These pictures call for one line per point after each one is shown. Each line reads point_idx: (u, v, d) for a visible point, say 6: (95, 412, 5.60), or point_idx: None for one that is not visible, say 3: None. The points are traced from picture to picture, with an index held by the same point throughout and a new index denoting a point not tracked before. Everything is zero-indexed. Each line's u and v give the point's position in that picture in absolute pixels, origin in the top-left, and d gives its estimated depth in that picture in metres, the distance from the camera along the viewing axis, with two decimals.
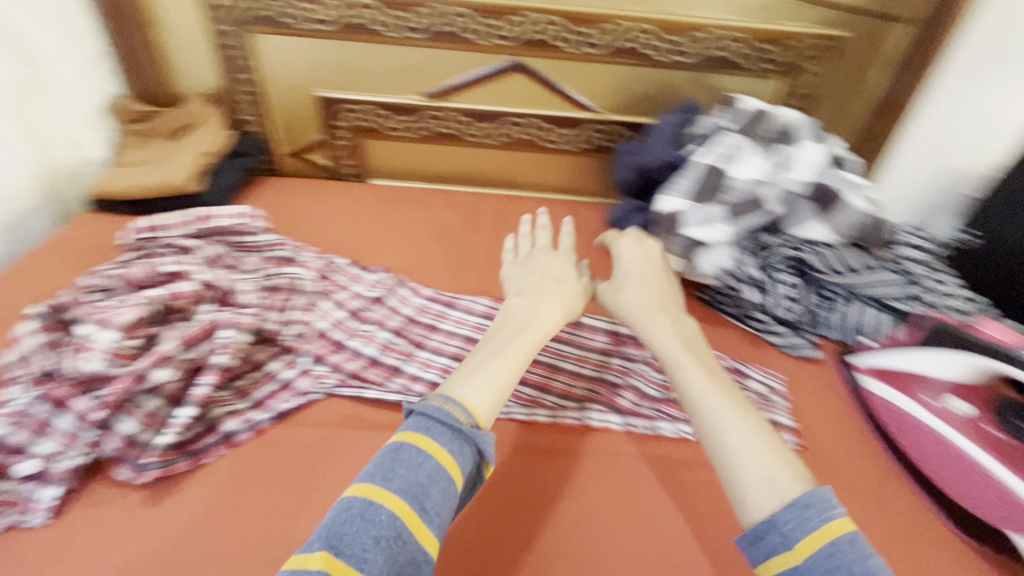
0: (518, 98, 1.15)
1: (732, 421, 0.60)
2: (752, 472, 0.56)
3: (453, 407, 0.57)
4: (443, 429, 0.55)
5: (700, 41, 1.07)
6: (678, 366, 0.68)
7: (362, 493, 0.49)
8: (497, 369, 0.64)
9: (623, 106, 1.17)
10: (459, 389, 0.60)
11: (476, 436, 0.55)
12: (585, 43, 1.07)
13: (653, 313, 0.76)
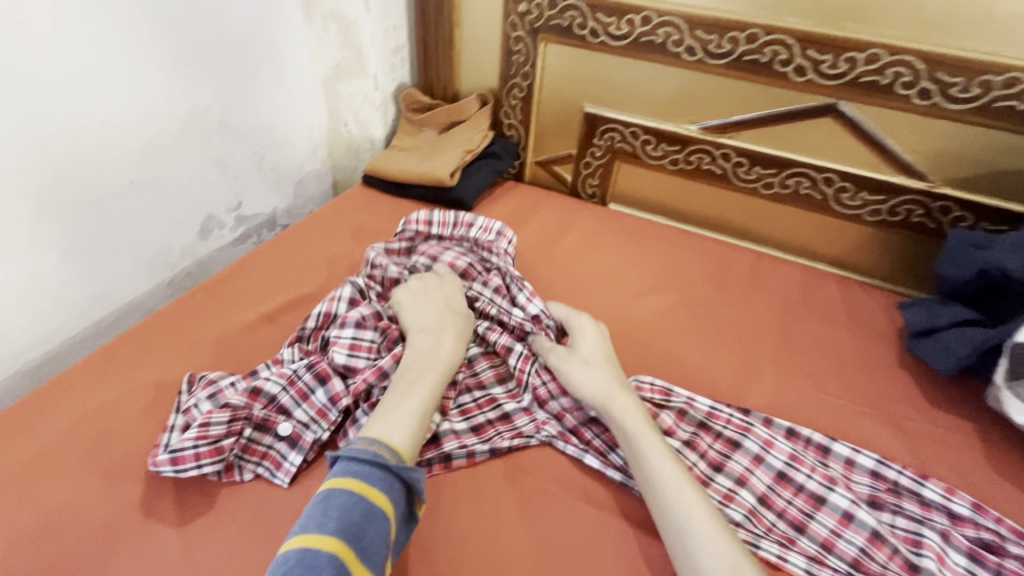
0: (619, 102, 1.06)
1: (693, 515, 0.54)
2: (713, 560, 0.50)
3: (378, 447, 0.56)
4: (365, 467, 0.54)
5: (852, 62, 0.86)
6: (640, 443, 0.61)
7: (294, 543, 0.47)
8: (412, 397, 0.62)
9: (736, 129, 0.99)
10: (377, 429, 0.58)
11: (378, 471, 0.53)
12: (701, 48, 0.94)
13: (618, 390, 0.67)
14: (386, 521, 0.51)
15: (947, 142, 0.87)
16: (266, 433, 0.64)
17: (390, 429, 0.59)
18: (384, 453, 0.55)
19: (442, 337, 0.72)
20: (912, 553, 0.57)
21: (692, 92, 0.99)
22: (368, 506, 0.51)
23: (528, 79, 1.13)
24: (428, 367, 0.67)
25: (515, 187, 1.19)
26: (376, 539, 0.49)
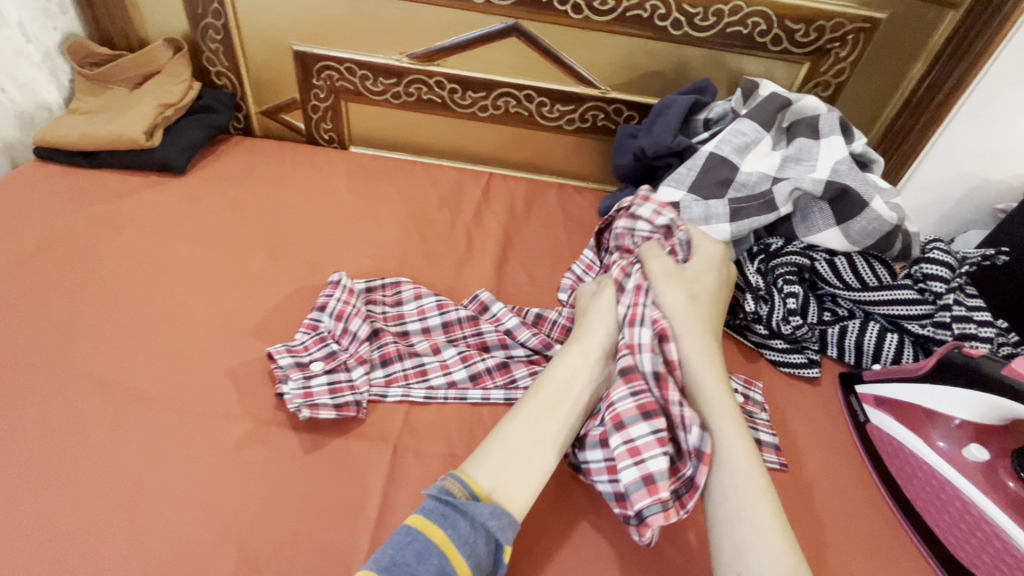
0: (504, 68, 0.98)
1: (763, 509, 0.50)
2: (774, 559, 0.47)
3: (453, 479, 0.50)
4: (445, 511, 0.48)
5: (719, 14, 0.87)
6: (717, 416, 0.57)
7: (415, 519, 0.47)
8: (527, 424, 0.55)
9: (627, 81, 0.97)
10: (493, 476, 0.51)
11: (465, 522, 0.47)
12: (585, 5, 0.88)
13: (704, 348, 0.62)
14: (442, 560, 0.45)
15: (804, 80, 0.94)
16: (329, 391, 0.62)
17: (481, 463, 0.52)
18: (458, 490, 0.49)
19: (568, 351, 0.62)
20: (751, 429, 0.66)
21: (562, 41, 0.94)
22: (425, 549, 0.45)
23: (347, 70, 1.01)
24: (548, 384, 0.59)
25: (367, 132, 1.10)
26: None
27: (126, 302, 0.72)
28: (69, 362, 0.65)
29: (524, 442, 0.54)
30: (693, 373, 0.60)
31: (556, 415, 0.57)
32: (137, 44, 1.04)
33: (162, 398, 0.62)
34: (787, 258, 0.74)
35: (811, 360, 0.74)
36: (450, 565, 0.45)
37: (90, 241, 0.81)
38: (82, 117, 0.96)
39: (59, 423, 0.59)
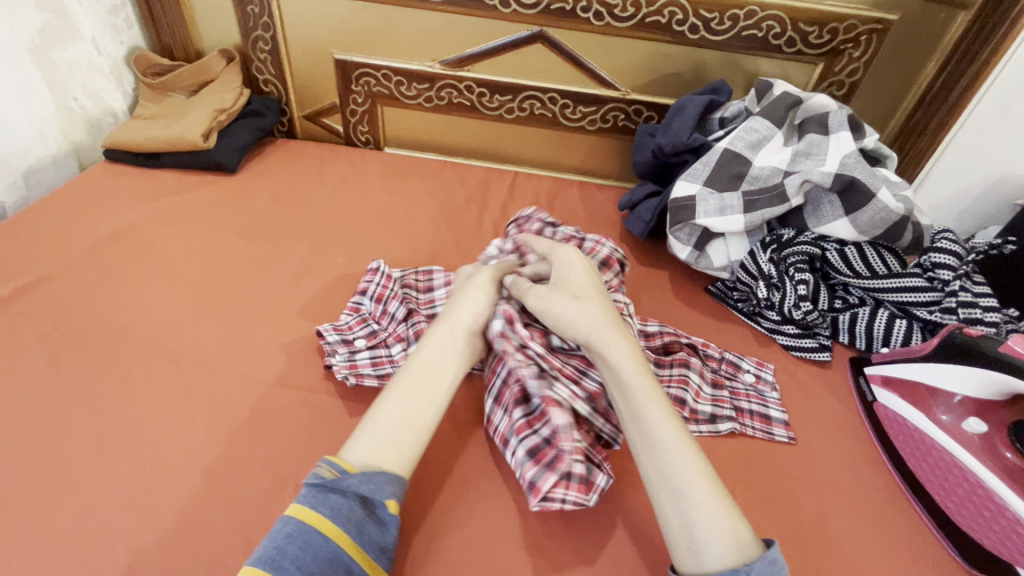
0: (530, 72, 1.04)
1: (696, 477, 0.52)
2: (716, 524, 0.49)
3: (324, 465, 0.52)
4: (315, 491, 0.50)
5: (735, 19, 0.92)
6: (636, 396, 0.57)
7: (289, 515, 0.48)
8: (395, 405, 0.57)
9: (646, 83, 1.02)
10: (366, 454, 0.54)
11: (335, 495, 0.50)
12: (607, 12, 0.94)
13: (609, 329, 0.62)
14: (319, 535, 0.47)
15: (819, 80, 0.98)
16: (373, 365, 0.69)
17: (357, 446, 0.55)
18: (325, 470, 0.51)
19: (439, 335, 0.64)
20: (762, 407, 0.70)
21: (583, 47, 0.99)
22: (297, 528, 0.48)
23: (384, 76, 1.09)
24: (420, 367, 0.61)
25: (403, 135, 1.17)
26: (301, 559, 0.46)
27: (189, 284, 0.80)
28: (146, 331, 0.73)
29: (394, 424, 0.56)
30: (606, 357, 0.60)
31: (426, 392, 0.59)
32: (193, 55, 1.14)
33: (226, 366, 0.70)
34: (799, 247, 0.77)
35: (822, 344, 0.78)
36: (319, 534, 0.47)
37: (154, 231, 0.90)
38: (145, 121, 1.06)
39: (136, 387, 0.66)
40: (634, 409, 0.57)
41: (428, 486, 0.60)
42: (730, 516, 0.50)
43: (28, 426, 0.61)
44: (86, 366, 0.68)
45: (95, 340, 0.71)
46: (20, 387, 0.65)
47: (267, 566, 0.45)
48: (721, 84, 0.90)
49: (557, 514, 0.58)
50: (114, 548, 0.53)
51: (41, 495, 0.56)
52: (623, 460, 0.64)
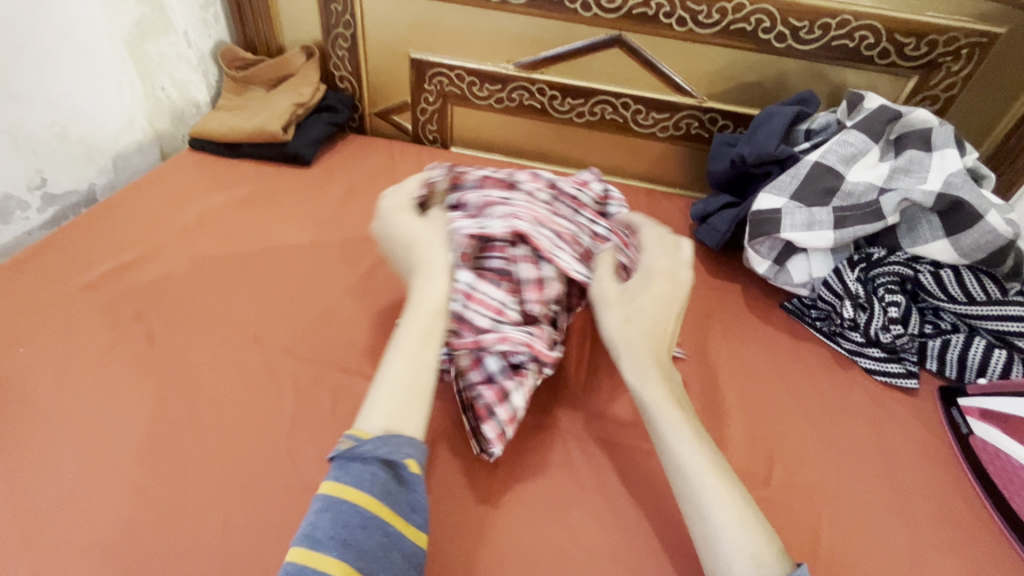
0: (604, 76, 1.03)
1: (718, 490, 0.49)
2: (737, 548, 0.46)
3: (343, 441, 0.46)
4: (338, 464, 0.46)
5: (826, 28, 0.89)
6: (664, 421, 0.54)
7: (321, 488, 0.44)
8: (407, 357, 0.53)
9: (724, 90, 1.00)
10: (385, 419, 0.49)
11: (356, 463, 0.45)
12: (690, 18, 0.93)
13: (647, 360, 0.58)
14: (351, 506, 0.43)
15: (910, 93, 0.94)
16: None
17: (369, 414, 0.49)
18: (345, 442, 0.46)
19: (433, 280, 0.59)
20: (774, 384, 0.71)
21: (661, 52, 0.98)
22: (326, 501, 0.43)
23: (456, 76, 1.10)
24: (417, 310, 0.57)
25: (470, 135, 1.19)
26: (332, 531, 0.41)
27: (270, 272, 0.83)
28: (233, 316, 0.76)
29: (413, 379, 0.52)
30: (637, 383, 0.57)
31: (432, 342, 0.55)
32: (275, 50, 1.17)
33: (307, 353, 0.71)
34: (890, 268, 0.74)
35: (909, 371, 0.74)
36: (348, 504, 0.43)
37: (237, 218, 0.93)
38: (227, 112, 1.10)
39: (226, 370, 0.69)
40: (658, 435, 0.54)
41: (503, 485, 0.59)
42: (755, 542, 0.46)
43: (129, 399, 0.64)
44: (180, 346, 0.71)
45: (187, 322, 0.74)
46: (122, 363, 0.68)
47: (303, 543, 0.41)
48: (808, 94, 0.87)
49: (635, 523, 0.57)
50: (210, 523, 0.55)
51: (143, 466, 0.59)
52: None
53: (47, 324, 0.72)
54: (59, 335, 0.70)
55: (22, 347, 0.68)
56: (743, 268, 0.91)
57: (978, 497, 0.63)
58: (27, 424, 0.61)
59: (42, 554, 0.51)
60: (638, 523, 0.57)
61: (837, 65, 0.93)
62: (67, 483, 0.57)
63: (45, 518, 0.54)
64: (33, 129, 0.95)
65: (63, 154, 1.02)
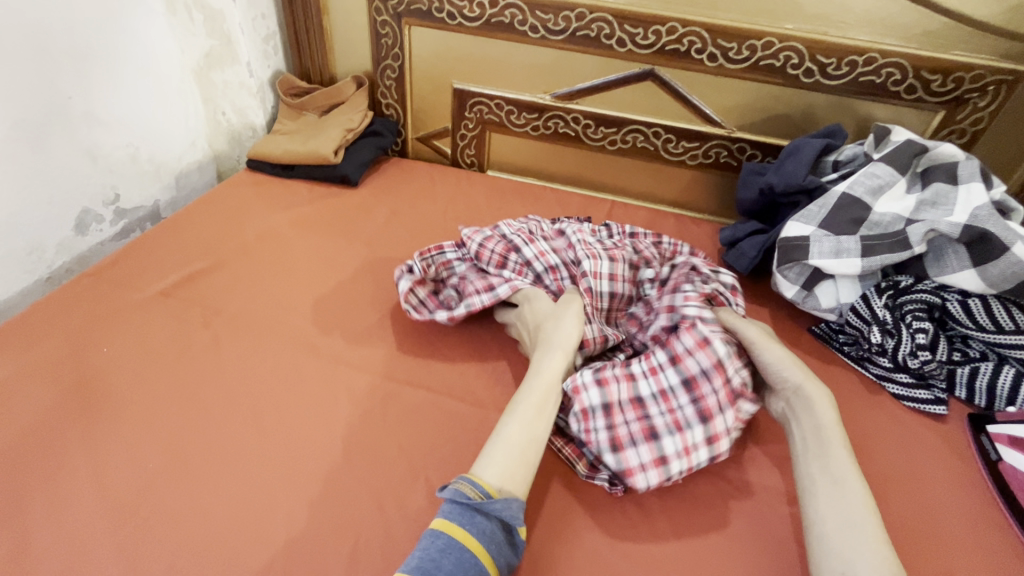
0: (636, 106, 1.09)
1: (867, 517, 0.54)
2: (874, 565, 0.50)
3: (464, 482, 0.54)
4: (457, 509, 0.53)
5: (853, 65, 0.93)
6: (832, 449, 0.60)
7: (440, 527, 0.51)
8: (522, 424, 0.59)
9: (752, 122, 1.04)
10: (500, 476, 0.55)
11: (479, 515, 0.52)
12: (721, 55, 0.98)
13: (810, 384, 0.65)
14: (470, 554, 0.50)
15: (937, 128, 0.97)
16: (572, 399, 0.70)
17: (488, 464, 0.56)
18: (469, 490, 0.53)
19: (550, 354, 0.67)
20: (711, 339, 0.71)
21: (692, 87, 1.03)
22: (447, 543, 0.50)
23: (495, 105, 1.16)
24: (535, 380, 0.64)
25: (506, 160, 1.25)
26: (455, 573, 0.48)
27: (322, 285, 0.89)
28: (290, 324, 0.82)
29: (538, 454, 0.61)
30: (812, 405, 0.63)
31: (521, 408, 0.61)
32: (328, 79, 1.26)
33: (356, 362, 0.77)
34: (916, 295, 0.77)
35: (938, 398, 0.76)
36: (468, 551, 0.50)
37: (291, 235, 1.00)
38: (283, 136, 1.19)
39: (285, 375, 0.74)
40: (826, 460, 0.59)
41: (540, 491, 0.63)
42: (887, 561, 0.50)
43: (199, 398, 0.70)
44: (244, 352, 0.77)
45: (249, 330, 0.80)
46: (192, 365, 0.74)
47: None
48: (835, 126, 0.91)
49: (665, 531, 0.60)
50: (274, 514, 0.59)
51: (213, 459, 0.64)
52: (732, 488, 0.65)
53: (126, 328, 0.79)
54: (136, 338, 0.77)
55: (105, 347, 0.75)
56: (773, 293, 0.94)
57: (1005, 520, 0.64)
58: (111, 415, 0.67)
59: (127, 536, 0.57)
60: (668, 531, 0.60)
61: (864, 99, 0.97)
62: (146, 470, 0.62)
63: (128, 501, 0.60)
64: (110, 151, 1.05)
65: (135, 173, 1.12)
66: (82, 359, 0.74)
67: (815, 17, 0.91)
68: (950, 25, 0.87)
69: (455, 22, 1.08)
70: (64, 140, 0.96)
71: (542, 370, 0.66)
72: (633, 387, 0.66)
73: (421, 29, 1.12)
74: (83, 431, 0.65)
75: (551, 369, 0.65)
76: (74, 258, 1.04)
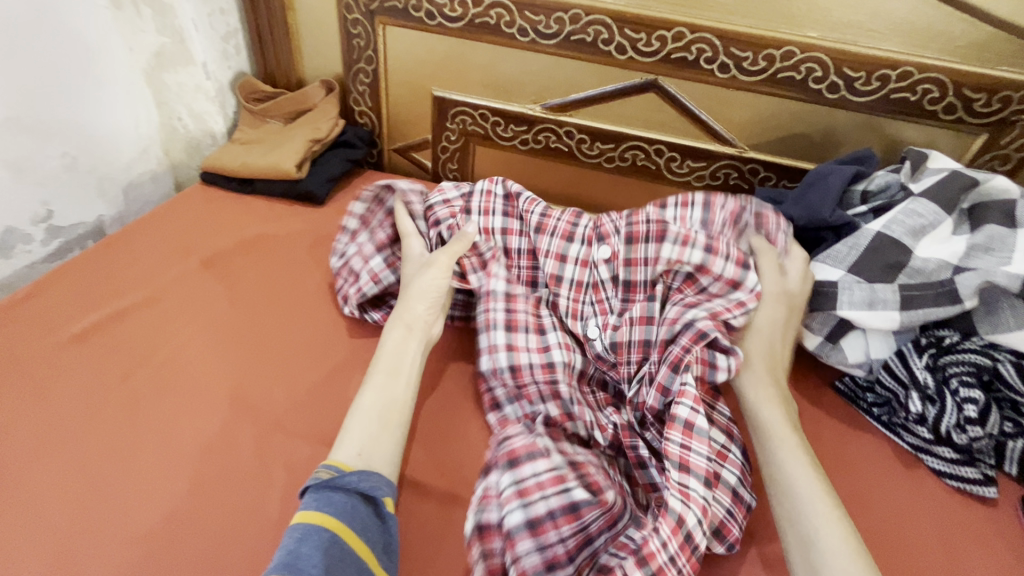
0: (637, 120, 0.97)
1: (844, 547, 0.49)
2: None
3: (324, 469, 0.51)
4: (315, 495, 0.49)
5: (885, 80, 0.81)
6: (791, 463, 0.55)
7: (301, 516, 0.47)
8: (378, 392, 0.59)
9: (766, 141, 0.93)
10: (357, 452, 0.53)
11: (337, 493, 0.49)
12: (734, 65, 0.86)
13: (768, 402, 0.61)
14: (326, 532, 0.45)
15: (978, 152, 0.85)
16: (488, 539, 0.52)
17: (345, 447, 0.54)
18: (325, 472, 0.50)
19: (396, 329, 0.66)
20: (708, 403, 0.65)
21: (699, 100, 0.91)
22: (305, 532, 0.45)
23: (480, 115, 1.04)
24: (390, 367, 0.62)
25: (491, 175, 1.13)
26: (315, 557, 0.43)
27: (271, 326, 0.77)
28: (227, 377, 0.70)
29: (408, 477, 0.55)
30: (760, 427, 0.60)
31: (400, 378, 0.61)
32: (295, 82, 1.14)
33: (302, 427, 0.65)
34: (965, 357, 0.65)
35: (987, 477, 0.65)
36: (327, 530, 0.46)
37: (242, 262, 0.87)
38: (242, 146, 1.06)
39: (215, 445, 0.62)
40: (784, 480, 0.54)
41: None
42: None
43: (109, 475, 0.59)
44: (169, 413, 0.65)
45: (177, 385, 0.68)
46: (103, 432, 0.62)
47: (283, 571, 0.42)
48: (865, 152, 0.79)
49: None
50: None
51: (117, 559, 0.53)
52: None
53: (30, 382, 0.66)
54: (43, 394, 0.65)
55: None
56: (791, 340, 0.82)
57: None
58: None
59: None
60: None
61: (894, 119, 0.85)
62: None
63: None
64: (43, 162, 0.93)
65: (72, 187, 0.99)
66: None
67: (844, 24, 0.79)
68: (1000, 35, 0.76)
69: (434, 23, 0.96)
70: None
71: (395, 333, 0.66)
72: (563, 492, 0.52)
73: (397, 29, 0.99)
74: None
75: (401, 327, 0.67)
76: None
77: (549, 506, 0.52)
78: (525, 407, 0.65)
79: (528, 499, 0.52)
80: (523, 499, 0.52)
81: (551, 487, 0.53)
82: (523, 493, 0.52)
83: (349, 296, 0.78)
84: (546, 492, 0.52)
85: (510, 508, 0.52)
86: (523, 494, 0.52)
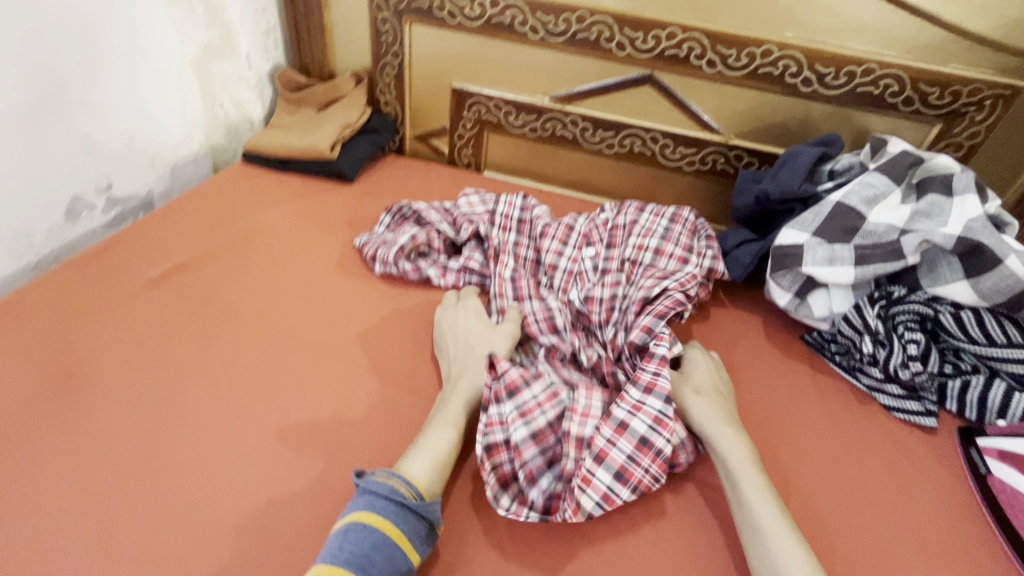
0: (634, 111, 1.08)
1: (770, 509, 0.57)
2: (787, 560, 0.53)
3: (404, 485, 0.55)
4: (392, 507, 0.53)
5: (851, 75, 0.93)
6: (723, 441, 0.63)
7: (378, 527, 0.52)
8: (450, 440, 0.62)
9: (749, 130, 1.04)
10: (426, 474, 0.58)
11: (410, 514, 0.54)
12: (720, 61, 0.98)
13: (703, 396, 0.69)
14: (401, 553, 0.51)
15: (934, 140, 0.97)
16: (494, 443, 0.63)
17: (411, 467, 0.58)
18: (404, 489, 0.55)
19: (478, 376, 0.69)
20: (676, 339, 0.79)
21: (690, 92, 1.03)
22: (380, 540, 0.51)
23: (494, 105, 1.16)
24: (457, 408, 0.66)
25: (503, 160, 1.24)
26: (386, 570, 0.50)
27: (312, 280, 0.89)
28: (277, 318, 0.81)
29: (463, 414, 0.65)
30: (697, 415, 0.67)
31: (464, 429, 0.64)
32: (327, 74, 1.26)
33: (343, 358, 0.76)
34: (910, 306, 0.76)
35: (929, 410, 0.75)
36: (400, 551, 0.51)
37: (284, 228, 0.99)
38: (279, 130, 1.18)
39: (268, 369, 0.73)
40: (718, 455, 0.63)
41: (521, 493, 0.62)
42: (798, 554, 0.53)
43: (182, 389, 0.70)
44: (229, 345, 0.76)
45: (235, 323, 0.79)
46: (175, 356, 0.73)
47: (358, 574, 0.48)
48: (832, 136, 0.90)
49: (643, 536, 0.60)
50: (254, 510, 0.58)
51: (194, 450, 0.63)
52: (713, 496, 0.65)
53: (110, 317, 0.78)
54: (121, 327, 0.76)
55: (88, 336, 0.74)
56: (766, 302, 0.94)
57: (992, 534, 0.64)
58: (91, 404, 0.67)
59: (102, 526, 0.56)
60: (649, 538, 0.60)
61: (860, 110, 0.97)
62: (124, 461, 0.61)
63: (103, 491, 0.59)
64: (106, 139, 1.05)
65: (129, 162, 1.11)
66: (65, 346, 0.73)
67: (815, 26, 0.91)
68: (948, 37, 0.87)
69: (455, 22, 1.08)
70: (58, 125, 0.95)
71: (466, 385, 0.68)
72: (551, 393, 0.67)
73: (422, 27, 1.12)
74: (61, 419, 0.64)
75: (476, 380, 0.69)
76: (64, 246, 1.04)
77: (539, 404, 0.66)
78: (526, 354, 0.79)
79: (515, 398, 0.65)
80: (515, 402, 0.65)
81: (539, 390, 0.67)
82: (518, 392, 0.66)
83: (381, 261, 0.90)
84: (530, 394, 0.66)
85: (502, 409, 0.64)
86: (518, 392, 0.66)
